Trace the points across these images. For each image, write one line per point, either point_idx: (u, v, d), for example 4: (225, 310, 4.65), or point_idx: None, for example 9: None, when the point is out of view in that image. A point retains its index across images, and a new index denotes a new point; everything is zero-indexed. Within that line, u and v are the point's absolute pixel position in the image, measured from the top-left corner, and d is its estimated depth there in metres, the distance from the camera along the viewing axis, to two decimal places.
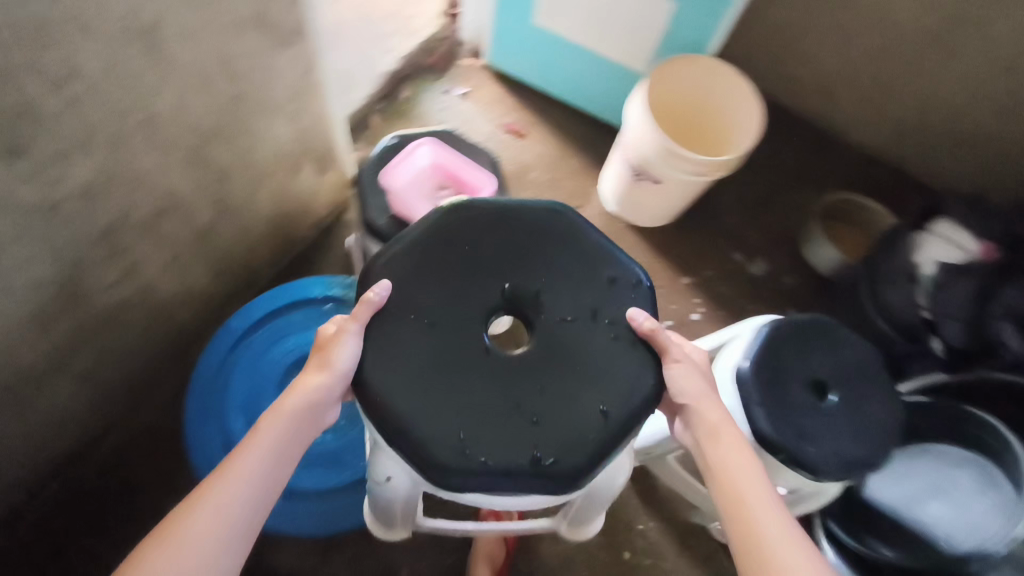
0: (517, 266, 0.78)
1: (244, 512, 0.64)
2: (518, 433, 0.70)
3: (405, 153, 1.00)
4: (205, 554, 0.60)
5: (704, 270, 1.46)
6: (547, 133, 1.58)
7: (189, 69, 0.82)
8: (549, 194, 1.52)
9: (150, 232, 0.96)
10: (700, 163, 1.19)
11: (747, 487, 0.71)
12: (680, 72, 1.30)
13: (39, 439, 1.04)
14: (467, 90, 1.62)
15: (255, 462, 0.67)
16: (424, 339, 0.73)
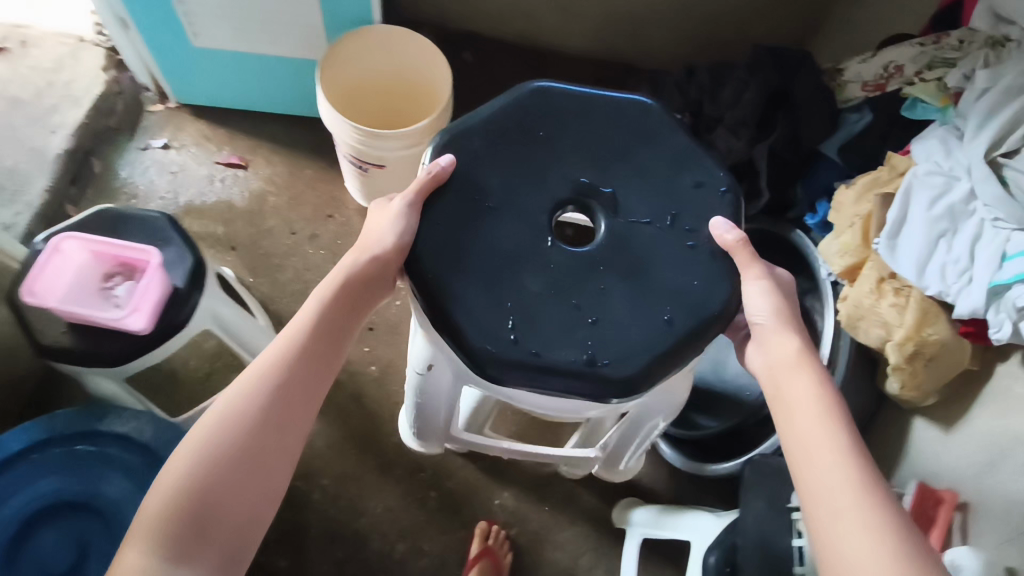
0: (590, 148, 0.80)
1: (303, 364, 0.71)
2: (574, 330, 0.73)
3: (45, 254, 0.85)
4: (269, 388, 0.68)
5: None
6: (273, 153, 1.47)
7: None
8: (296, 215, 1.42)
9: None
10: (402, 134, 1.15)
11: (811, 424, 0.66)
12: (355, 52, 1.24)
13: None
14: (168, 139, 1.46)
15: (314, 325, 0.73)
16: (496, 246, 0.76)
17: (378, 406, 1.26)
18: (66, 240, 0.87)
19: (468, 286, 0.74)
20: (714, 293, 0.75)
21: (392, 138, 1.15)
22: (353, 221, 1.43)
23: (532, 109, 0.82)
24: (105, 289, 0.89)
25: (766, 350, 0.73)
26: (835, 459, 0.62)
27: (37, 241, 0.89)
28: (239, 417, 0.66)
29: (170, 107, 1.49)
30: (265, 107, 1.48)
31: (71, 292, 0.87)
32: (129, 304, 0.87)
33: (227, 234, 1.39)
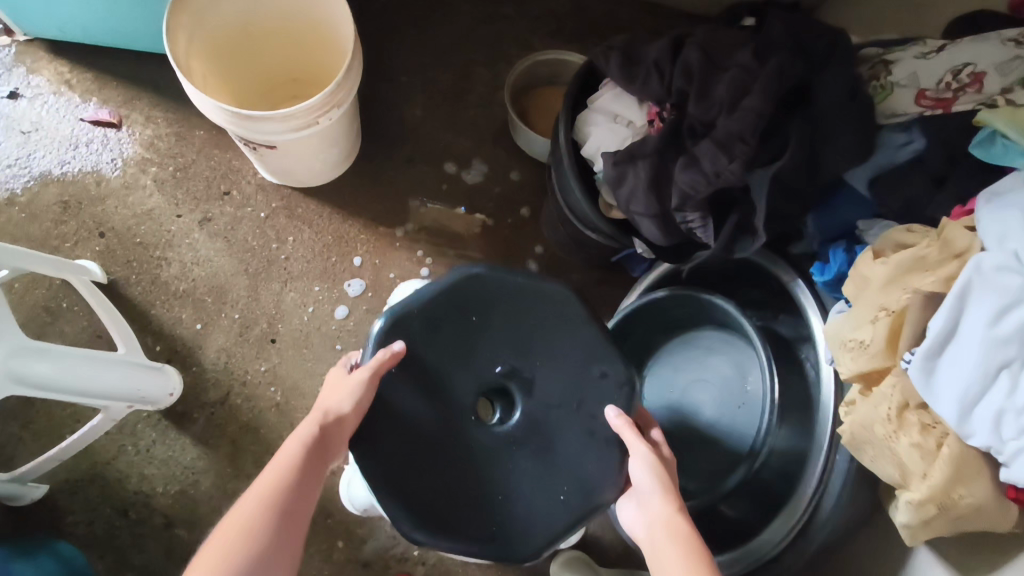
0: (522, 333, 0.74)
1: (276, 531, 0.57)
2: (484, 504, 0.70)
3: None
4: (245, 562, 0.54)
5: (412, 216, 1.17)
6: (155, 108, 1.17)
7: None
8: (183, 192, 1.14)
9: None
10: (288, 114, 0.87)
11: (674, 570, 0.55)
12: None
13: None
14: (18, 87, 1.15)
15: (286, 486, 0.59)
16: (419, 417, 0.70)
17: (278, 438, 1.05)
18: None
19: (396, 449, 0.69)
20: (608, 478, 0.72)
21: (275, 119, 0.87)
22: (255, 200, 1.15)
23: (474, 292, 0.72)
24: None
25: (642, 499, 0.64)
26: None
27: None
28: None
29: (20, 41, 1.17)
30: (141, 46, 1.16)
31: None
32: None
33: (96, 216, 1.12)
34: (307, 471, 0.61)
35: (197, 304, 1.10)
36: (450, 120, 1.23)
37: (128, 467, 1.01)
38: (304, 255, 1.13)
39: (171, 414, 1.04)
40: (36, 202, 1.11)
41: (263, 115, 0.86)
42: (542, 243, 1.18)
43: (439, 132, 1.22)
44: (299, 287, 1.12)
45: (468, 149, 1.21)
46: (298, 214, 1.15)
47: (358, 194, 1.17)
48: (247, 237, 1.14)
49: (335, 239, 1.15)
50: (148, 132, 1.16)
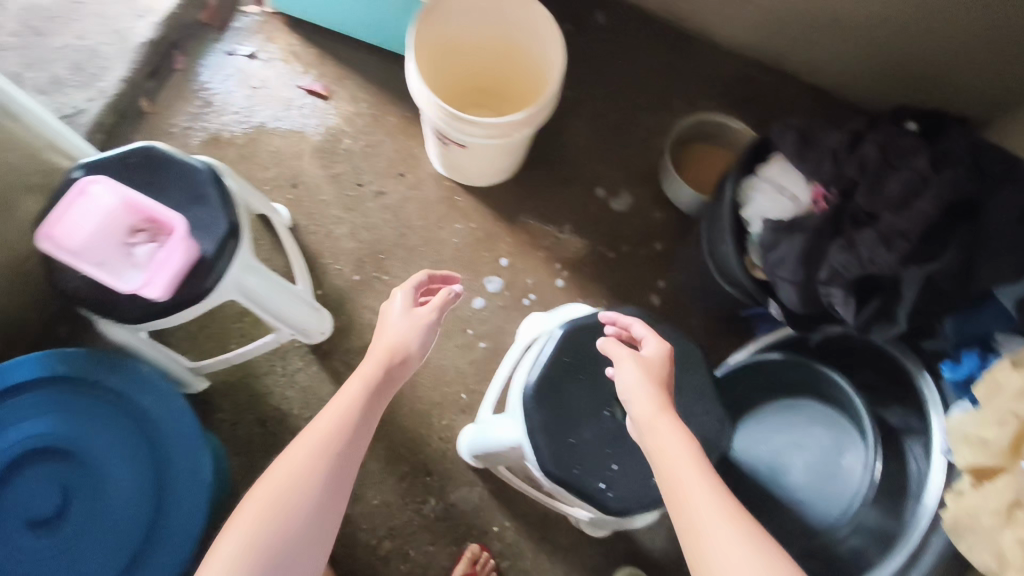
0: (659, 365, 0.85)
1: (347, 442, 0.76)
2: (600, 468, 0.79)
3: (67, 205, 0.78)
4: (313, 475, 0.72)
5: (555, 232, 1.30)
6: (360, 90, 1.34)
7: None
8: (367, 165, 1.31)
9: None
10: (494, 124, 1.00)
11: (681, 478, 0.64)
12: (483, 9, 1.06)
13: None
14: (256, 49, 1.34)
15: (348, 415, 0.77)
16: (572, 397, 0.81)
17: (400, 395, 1.19)
18: (90, 185, 0.79)
19: (539, 424, 0.79)
20: None
21: (482, 125, 1.00)
22: (425, 187, 1.31)
23: None
24: (126, 244, 0.79)
25: (630, 405, 0.70)
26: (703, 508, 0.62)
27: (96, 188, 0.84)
28: (289, 510, 0.70)
29: (265, 12, 1.37)
30: (365, 37, 1.34)
31: (95, 244, 0.78)
32: (147, 265, 0.79)
33: (293, 170, 1.29)
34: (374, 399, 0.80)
35: (357, 263, 1.25)
36: (607, 153, 1.35)
37: (274, 386, 1.17)
38: (457, 243, 1.28)
39: (317, 350, 1.19)
40: (248, 147, 1.29)
41: (478, 121, 1.00)
42: (663, 281, 1.29)
43: (595, 162, 1.34)
44: (445, 270, 1.27)
45: (617, 183, 1.33)
46: (458, 208, 1.30)
47: (513, 201, 1.31)
48: (411, 215, 1.29)
49: (485, 236, 1.29)
50: (350, 108, 1.33)
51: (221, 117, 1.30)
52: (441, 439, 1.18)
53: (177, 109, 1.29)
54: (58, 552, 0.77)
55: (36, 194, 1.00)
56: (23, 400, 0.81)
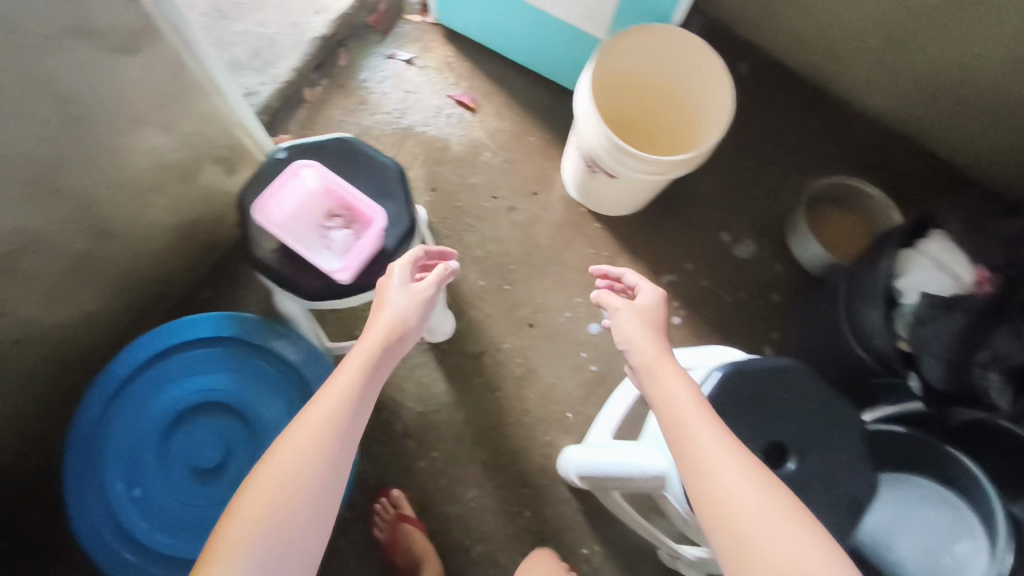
0: (810, 423, 0.81)
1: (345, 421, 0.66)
2: None
3: (282, 184, 0.84)
4: (311, 466, 0.62)
5: (677, 270, 1.33)
6: (505, 107, 1.40)
7: (14, 92, 0.68)
8: (504, 180, 1.36)
9: (15, 271, 0.84)
10: (656, 162, 1.03)
11: (689, 417, 0.69)
12: (657, 46, 1.09)
13: None
14: (413, 56, 1.41)
15: (352, 387, 0.69)
16: None
17: (509, 405, 1.23)
18: (302, 169, 0.85)
19: None
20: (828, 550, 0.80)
21: (644, 162, 1.04)
22: (555, 208, 1.35)
23: (778, 378, 0.81)
24: (321, 230, 0.85)
25: (632, 349, 0.78)
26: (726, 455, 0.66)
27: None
28: (288, 502, 0.60)
29: (426, 22, 1.44)
30: (518, 57, 1.39)
31: (295, 227, 0.84)
32: (341, 251, 0.84)
33: (434, 174, 1.34)
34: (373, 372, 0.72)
35: (484, 271, 1.30)
36: (735, 201, 1.37)
37: (392, 377, 1.22)
38: (579, 267, 1.32)
39: (436, 349, 1.24)
40: (395, 146, 1.35)
41: (642, 155, 1.03)
42: (778, 333, 1.30)
43: (721, 208, 1.37)
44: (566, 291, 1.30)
45: (741, 232, 1.36)
46: (584, 233, 1.34)
47: (638, 234, 1.34)
48: (539, 234, 1.33)
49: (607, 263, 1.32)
50: (494, 123, 1.39)
51: (373, 115, 1.36)
52: (542, 453, 1.21)
53: (335, 102, 1.36)
54: (220, 500, 0.85)
55: (218, 165, 1.07)
56: (206, 356, 0.89)
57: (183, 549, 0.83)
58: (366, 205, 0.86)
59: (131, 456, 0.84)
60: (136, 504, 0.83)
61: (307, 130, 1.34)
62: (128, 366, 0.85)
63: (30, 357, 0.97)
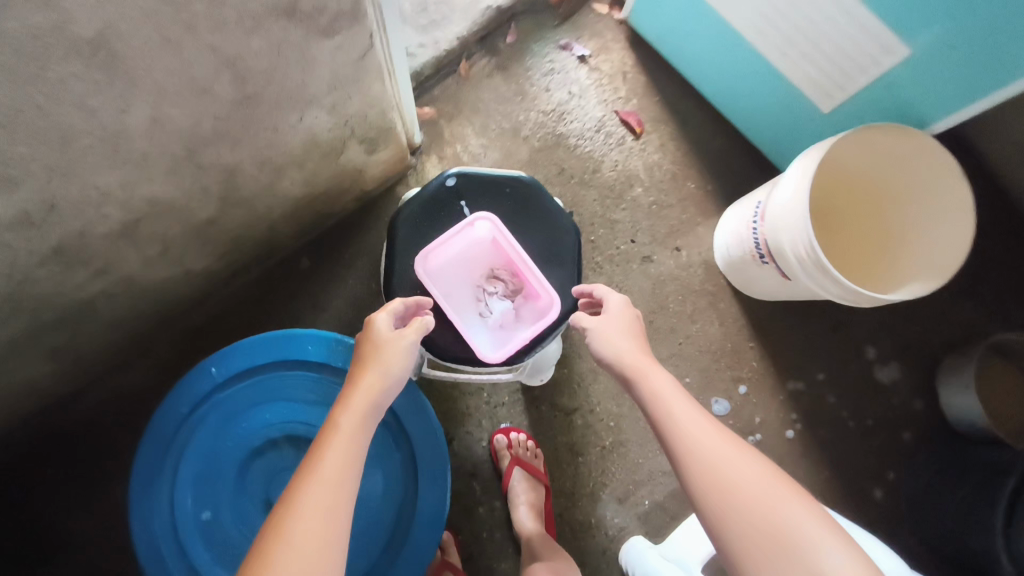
0: None
1: (334, 489, 0.53)
2: None
3: (458, 234, 0.73)
4: (311, 549, 0.49)
5: (806, 378, 1.19)
6: (673, 141, 1.23)
7: (195, 73, 0.55)
8: (648, 224, 1.20)
9: (134, 238, 0.74)
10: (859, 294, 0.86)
11: (677, 413, 0.62)
12: (890, 144, 0.88)
13: (13, 403, 0.91)
14: (589, 53, 1.23)
15: (341, 457, 0.56)
16: None
17: (587, 471, 1.13)
18: (484, 221, 0.74)
19: None
20: None
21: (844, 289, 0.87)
22: (694, 271, 1.20)
23: None
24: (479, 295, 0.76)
25: (609, 348, 0.70)
26: (711, 441, 0.59)
27: (464, 204, 0.77)
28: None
29: (613, 17, 1.25)
30: (705, 89, 1.21)
31: (453, 289, 0.76)
32: (494, 324, 0.75)
33: (576, 197, 1.19)
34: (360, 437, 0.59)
35: None
36: (891, 319, 1.21)
37: (475, 408, 1.12)
38: (702, 344, 1.18)
39: (527, 392, 1.13)
40: (542, 152, 1.20)
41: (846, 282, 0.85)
42: (892, 478, 1.17)
43: (875, 322, 1.21)
44: (680, 367, 1.17)
45: (887, 356, 1.21)
46: (717, 307, 1.20)
47: (776, 326, 1.20)
48: (669, 295, 1.19)
49: (732, 349, 1.19)
50: (657, 156, 1.22)
51: (528, 111, 1.20)
52: (607, 533, 1.12)
53: (491, 84, 1.20)
54: None
55: (363, 145, 0.93)
56: (308, 380, 0.78)
57: None
58: (533, 277, 0.74)
59: (209, 471, 0.76)
60: (201, 527, 0.75)
61: (453, 107, 1.19)
62: (223, 373, 0.75)
63: (119, 310, 0.88)
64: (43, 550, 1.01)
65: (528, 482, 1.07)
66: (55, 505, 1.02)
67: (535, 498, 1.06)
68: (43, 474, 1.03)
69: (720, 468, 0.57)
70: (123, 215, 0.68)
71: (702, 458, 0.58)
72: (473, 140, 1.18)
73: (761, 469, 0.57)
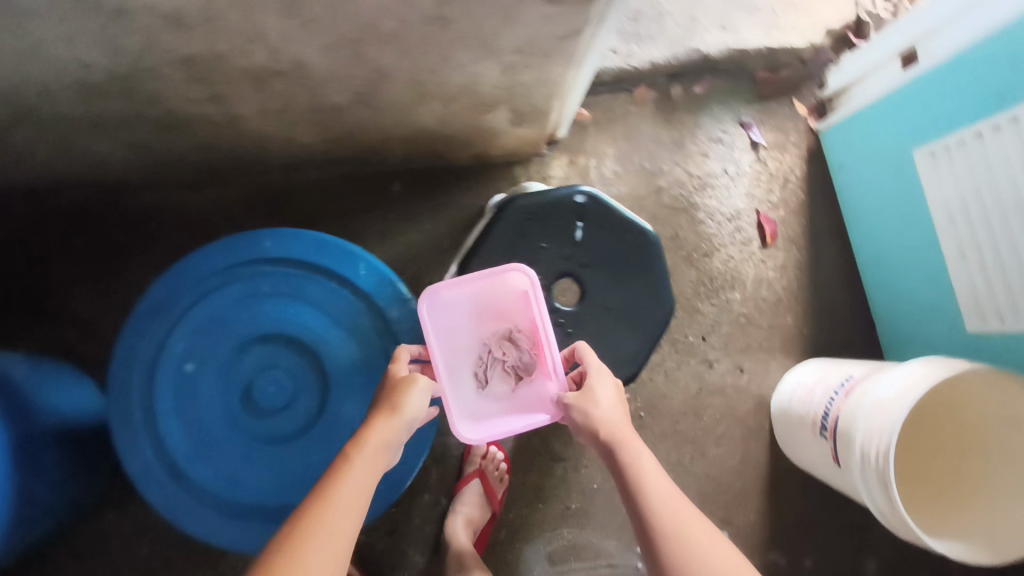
0: None
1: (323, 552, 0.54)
2: None
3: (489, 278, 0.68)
4: None
5: (793, 559, 1.10)
6: (796, 267, 1.15)
7: None
8: (726, 329, 1.13)
9: (262, 84, 0.72)
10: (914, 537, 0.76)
11: (654, 491, 0.59)
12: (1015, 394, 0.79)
13: (82, 166, 0.92)
14: (764, 142, 1.17)
15: (335, 513, 0.56)
16: None
17: (538, 523, 1.07)
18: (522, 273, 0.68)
19: None
20: None
21: (903, 526, 0.77)
22: (746, 398, 1.12)
23: None
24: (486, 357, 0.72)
25: (589, 412, 0.63)
26: (687, 523, 0.57)
27: (579, 225, 0.72)
28: None
29: (804, 123, 1.18)
30: (858, 238, 1.13)
31: (460, 344, 0.73)
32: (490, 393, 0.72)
33: (674, 267, 1.13)
34: (361, 488, 0.58)
35: (630, 391, 1.11)
36: (910, 554, 1.11)
37: None
38: (713, 471, 1.10)
39: None
40: (666, 209, 1.14)
41: (902, 509, 0.76)
42: None
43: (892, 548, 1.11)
44: (680, 477, 1.10)
45: None
46: (748, 443, 1.12)
47: (793, 493, 1.11)
48: (708, 407, 1.12)
49: (738, 491, 1.11)
50: (772, 272, 1.15)
51: (676, 166, 1.15)
52: None
53: (657, 121, 1.15)
54: (248, 437, 0.74)
55: (511, 112, 0.90)
56: (344, 300, 0.76)
57: (181, 455, 0.73)
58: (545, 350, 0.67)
59: (212, 330, 0.74)
60: (178, 377, 0.73)
61: (609, 122, 1.14)
62: (275, 250, 0.74)
63: (214, 138, 0.88)
64: (41, 305, 1.05)
65: (478, 497, 1.02)
66: (64, 274, 1.06)
67: (475, 515, 1.01)
68: (68, 244, 1.06)
69: (695, 554, 0.55)
70: (262, 61, 0.66)
71: (677, 543, 0.56)
72: (610, 163, 1.14)
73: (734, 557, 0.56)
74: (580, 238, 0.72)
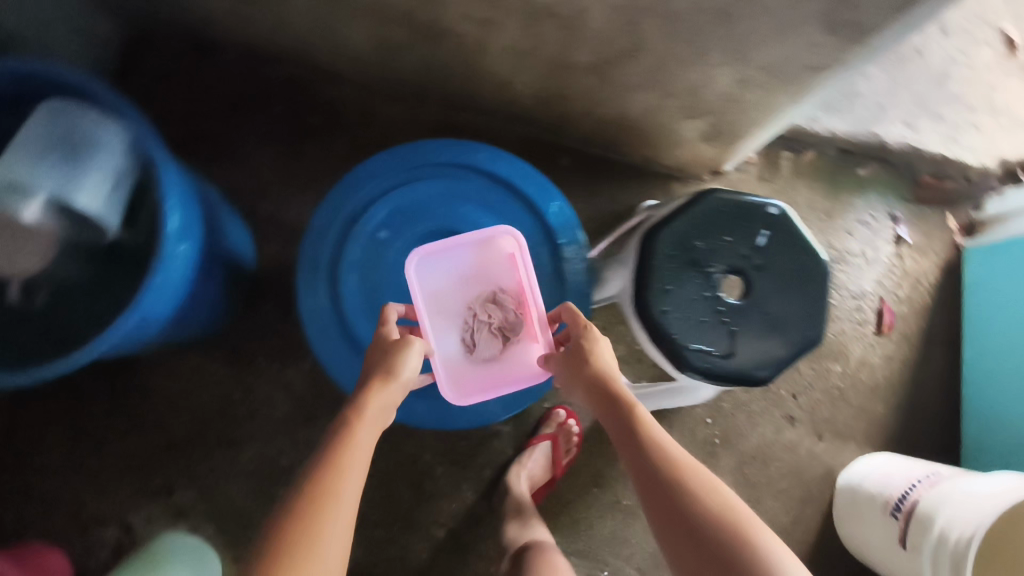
0: None
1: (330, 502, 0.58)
2: None
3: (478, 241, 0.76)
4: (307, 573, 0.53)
5: None
6: (900, 363, 1.18)
7: None
8: (817, 394, 1.17)
9: (533, 23, 0.81)
10: None
11: (643, 431, 0.67)
12: None
13: (325, 46, 1.04)
14: (908, 240, 1.22)
15: (341, 467, 0.61)
16: None
17: (587, 504, 1.11)
18: (506, 236, 0.77)
19: None
20: None
21: None
22: (814, 465, 1.15)
23: None
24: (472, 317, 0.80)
25: (583, 365, 0.71)
26: (671, 458, 0.65)
27: (764, 233, 0.78)
28: None
29: (951, 236, 1.22)
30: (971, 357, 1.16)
31: (446, 305, 0.80)
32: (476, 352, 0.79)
33: None
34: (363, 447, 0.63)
35: (710, 417, 1.15)
36: None
37: None
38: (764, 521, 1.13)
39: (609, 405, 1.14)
40: None
41: None
42: None
43: None
44: None
45: None
46: (803, 506, 1.14)
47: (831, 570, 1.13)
48: (777, 459, 1.15)
49: None
50: (877, 359, 1.18)
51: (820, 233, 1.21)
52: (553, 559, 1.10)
53: (817, 185, 1.21)
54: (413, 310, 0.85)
55: (711, 125, 0.97)
56: (530, 225, 0.85)
57: (353, 304, 0.83)
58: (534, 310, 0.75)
59: (411, 211, 0.84)
60: (373, 241, 0.84)
61: (772, 171, 1.21)
62: (487, 163, 0.84)
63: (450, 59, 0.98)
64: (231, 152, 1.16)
65: (545, 462, 1.08)
66: (260, 133, 1.17)
67: (537, 477, 1.07)
68: (271, 108, 1.18)
69: (679, 480, 0.63)
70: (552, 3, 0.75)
71: (662, 470, 0.64)
72: None
73: (714, 483, 0.64)
74: (761, 245, 0.78)
